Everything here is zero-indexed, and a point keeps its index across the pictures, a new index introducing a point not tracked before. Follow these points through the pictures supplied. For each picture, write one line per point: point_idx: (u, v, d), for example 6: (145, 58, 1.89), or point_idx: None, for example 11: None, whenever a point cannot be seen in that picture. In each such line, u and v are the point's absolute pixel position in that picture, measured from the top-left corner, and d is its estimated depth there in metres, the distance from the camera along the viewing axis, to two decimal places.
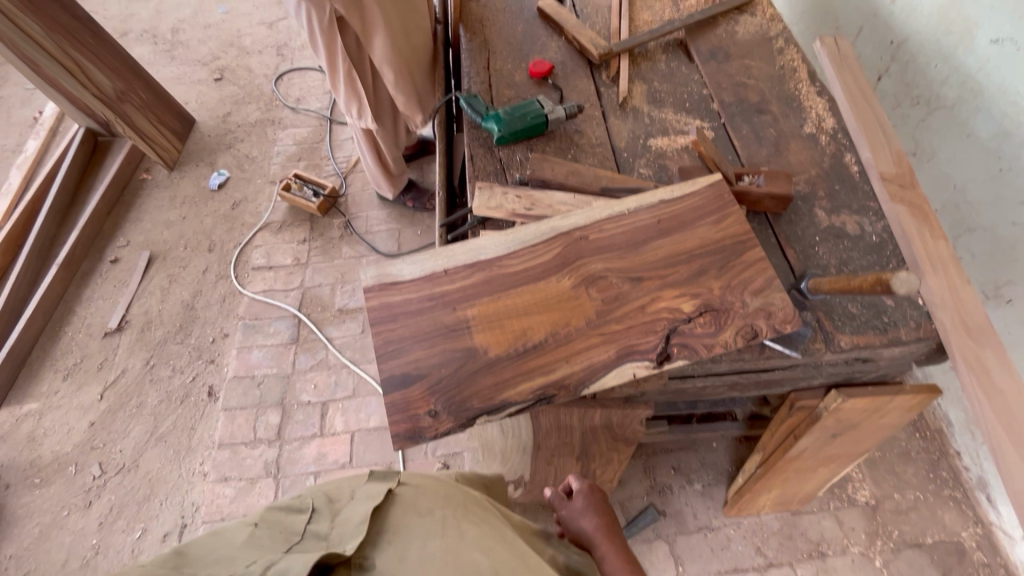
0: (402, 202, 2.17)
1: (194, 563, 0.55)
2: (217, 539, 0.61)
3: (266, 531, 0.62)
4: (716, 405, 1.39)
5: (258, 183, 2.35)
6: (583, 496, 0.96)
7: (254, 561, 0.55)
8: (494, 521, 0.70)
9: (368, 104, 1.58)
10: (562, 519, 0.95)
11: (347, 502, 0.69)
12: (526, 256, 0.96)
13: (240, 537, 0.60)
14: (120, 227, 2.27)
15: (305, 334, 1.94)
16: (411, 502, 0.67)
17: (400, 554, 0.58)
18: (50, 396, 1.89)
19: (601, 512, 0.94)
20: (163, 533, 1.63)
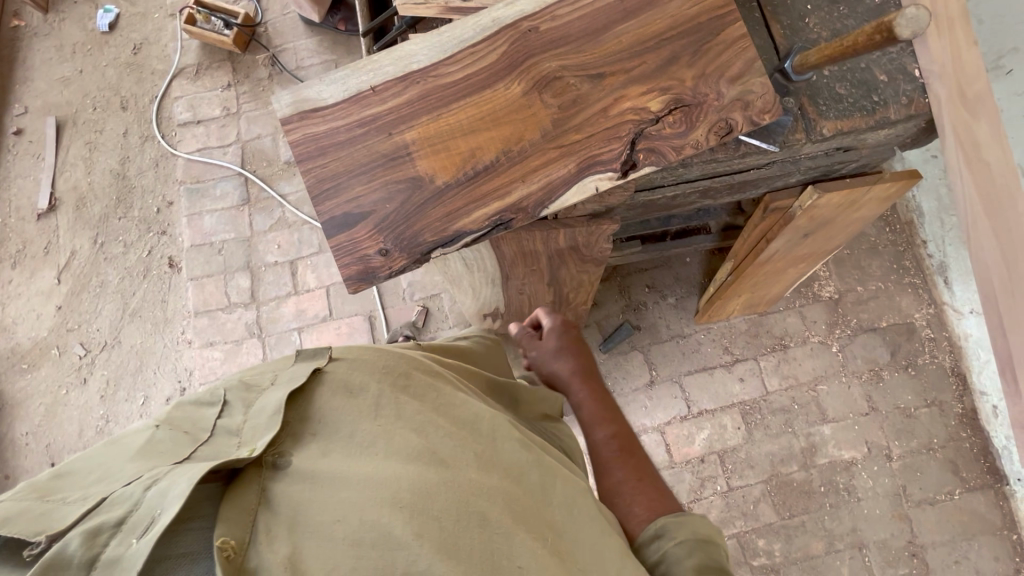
0: (332, 26, 1.84)
1: (69, 485, 0.48)
2: (109, 448, 0.54)
3: (167, 432, 0.56)
4: (689, 219, 1.35)
5: (156, 18, 1.96)
6: (556, 338, 0.98)
7: (135, 476, 0.48)
8: (439, 387, 0.67)
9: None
10: (536, 359, 0.97)
11: (264, 388, 0.62)
12: (466, 61, 0.80)
13: (135, 441, 0.54)
14: (11, 91, 1.95)
15: (255, 193, 1.79)
16: (342, 380, 0.63)
17: (327, 447, 0.56)
18: (4, 284, 1.81)
19: (574, 351, 0.96)
20: (164, 397, 1.69)
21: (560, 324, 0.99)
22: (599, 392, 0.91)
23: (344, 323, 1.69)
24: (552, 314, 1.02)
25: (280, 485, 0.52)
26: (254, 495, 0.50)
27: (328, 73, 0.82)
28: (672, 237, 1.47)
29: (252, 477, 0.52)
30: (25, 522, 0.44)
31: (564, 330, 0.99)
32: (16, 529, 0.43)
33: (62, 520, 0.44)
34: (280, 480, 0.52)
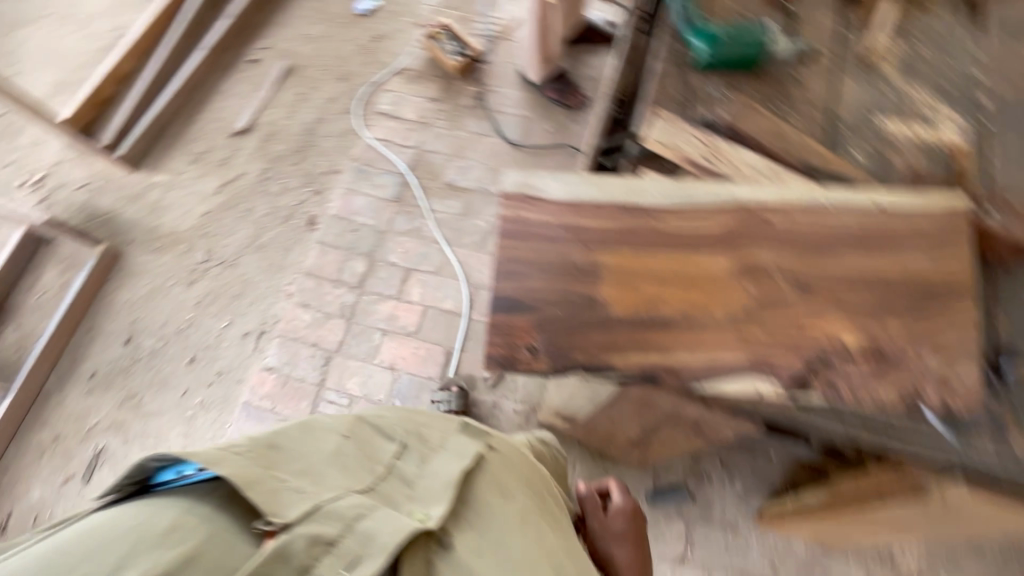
0: (542, 91, 2.00)
1: (285, 467, 0.62)
2: (309, 442, 0.68)
3: (354, 452, 0.69)
4: None
5: (404, 20, 2.20)
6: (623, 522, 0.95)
7: (341, 493, 0.60)
8: (567, 527, 0.75)
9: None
10: (594, 533, 0.94)
11: (434, 449, 0.74)
12: (689, 217, 0.82)
13: (329, 447, 0.68)
14: (265, 27, 2.23)
15: (407, 196, 1.91)
16: (497, 479, 0.73)
17: (483, 531, 0.65)
18: (175, 173, 2.02)
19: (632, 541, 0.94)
20: (244, 330, 1.79)
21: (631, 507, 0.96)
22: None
23: (424, 347, 1.72)
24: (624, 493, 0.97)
25: (442, 564, 0.60)
26: (421, 563, 0.59)
27: (560, 171, 0.87)
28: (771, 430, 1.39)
29: (422, 545, 0.60)
30: (261, 494, 0.56)
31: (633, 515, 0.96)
32: (258, 498, 0.56)
33: (287, 506, 0.56)
34: (443, 559, 0.60)
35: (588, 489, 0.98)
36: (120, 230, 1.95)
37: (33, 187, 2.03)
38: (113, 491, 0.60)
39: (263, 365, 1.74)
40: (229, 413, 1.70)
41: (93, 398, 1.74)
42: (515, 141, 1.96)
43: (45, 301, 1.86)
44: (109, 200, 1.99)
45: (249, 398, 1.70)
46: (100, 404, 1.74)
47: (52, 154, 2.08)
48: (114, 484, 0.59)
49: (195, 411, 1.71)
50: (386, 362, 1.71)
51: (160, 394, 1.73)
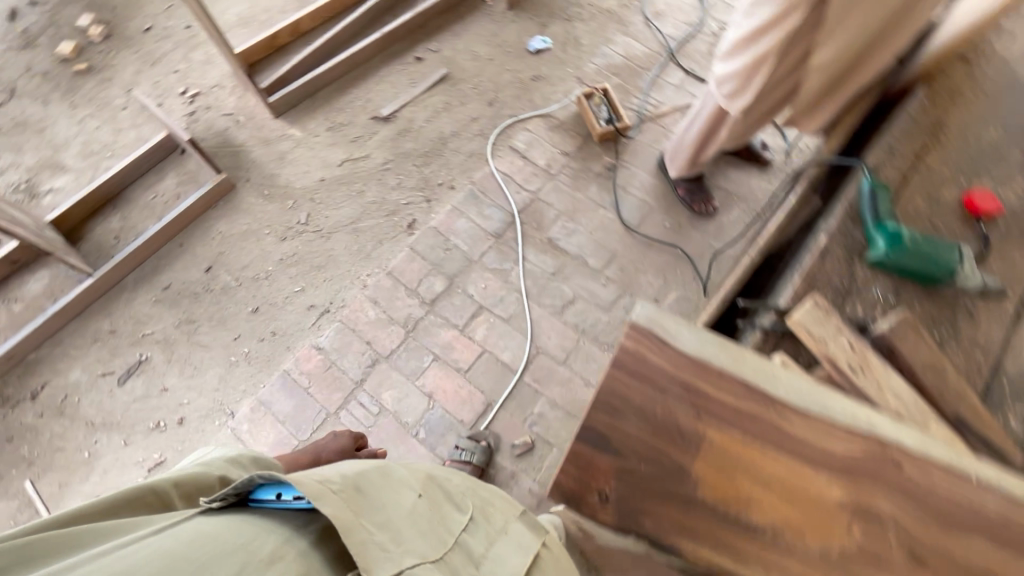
0: (672, 185, 1.97)
1: (372, 512, 0.73)
2: (391, 494, 0.80)
3: (425, 513, 0.80)
4: None
5: (567, 71, 2.24)
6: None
7: (420, 553, 0.71)
8: None
9: (752, 88, 1.34)
10: None
11: (496, 532, 0.87)
12: (816, 429, 0.74)
13: (406, 503, 0.80)
14: (440, 32, 2.33)
15: (507, 237, 1.92)
16: None
17: None
18: (310, 133, 2.12)
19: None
20: (311, 302, 1.83)
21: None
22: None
23: (467, 389, 1.69)
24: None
25: None
26: None
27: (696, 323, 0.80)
28: None
29: None
30: (354, 537, 0.66)
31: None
32: (351, 542, 0.65)
33: (374, 556, 0.65)
34: None
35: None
36: (243, 167, 2.05)
37: (188, 99, 2.18)
38: (217, 500, 0.70)
39: (314, 342, 1.76)
40: (267, 374, 1.73)
41: (158, 309, 1.82)
42: (629, 224, 1.93)
43: (155, 204, 1.98)
44: (244, 136, 2.11)
45: (290, 368, 1.72)
46: (161, 317, 1.81)
47: (215, 77, 2.23)
48: (220, 494, 0.69)
49: (238, 359, 1.75)
50: (426, 387, 1.69)
51: (215, 329, 1.79)
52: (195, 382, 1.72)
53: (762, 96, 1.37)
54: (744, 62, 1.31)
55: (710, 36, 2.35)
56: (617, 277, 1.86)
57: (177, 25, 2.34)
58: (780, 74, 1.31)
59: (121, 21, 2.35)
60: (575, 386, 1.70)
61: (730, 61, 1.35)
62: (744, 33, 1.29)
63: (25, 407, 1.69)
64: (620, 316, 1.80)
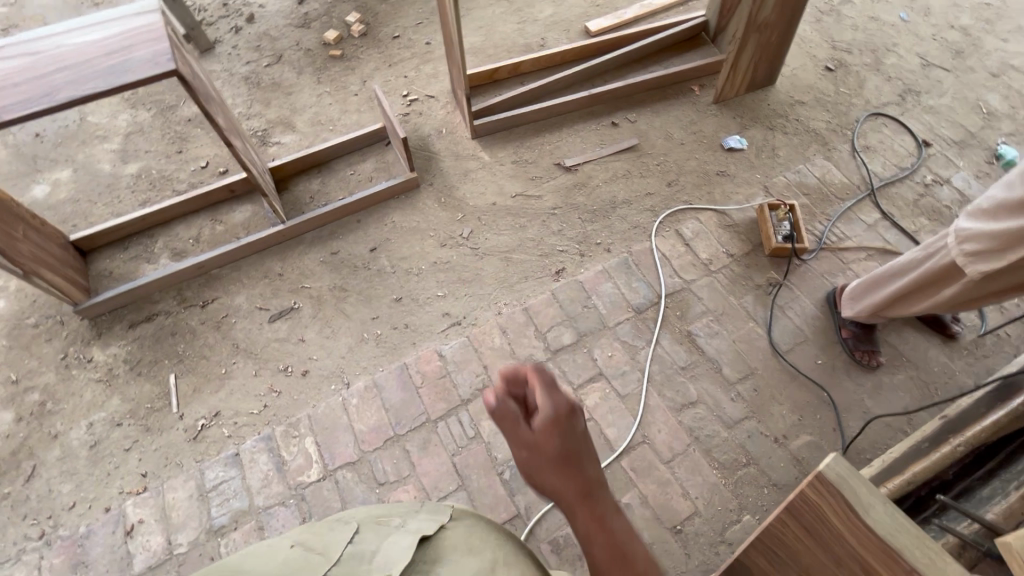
0: (836, 324, 1.84)
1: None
2: (252, 557, 0.75)
3: (301, 550, 0.77)
4: None
5: (755, 177, 2.22)
6: (544, 428, 0.78)
7: None
8: None
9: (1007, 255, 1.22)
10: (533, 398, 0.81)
11: (397, 528, 0.84)
12: None
13: (276, 556, 0.75)
14: (642, 106, 2.43)
15: (648, 315, 1.89)
16: (465, 546, 0.81)
17: None
18: (496, 160, 2.28)
19: (576, 448, 0.80)
20: (447, 311, 1.93)
21: (567, 406, 0.79)
22: (616, 550, 0.78)
23: None
24: (552, 395, 0.80)
25: None
26: None
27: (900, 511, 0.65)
28: None
29: None
30: None
31: (572, 414, 0.80)
32: None
33: None
34: None
35: (502, 396, 0.81)
36: (430, 172, 2.25)
37: (407, 102, 2.47)
38: None
39: (438, 347, 1.85)
40: (389, 360, 1.83)
41: (322, 269, 2.03)
42: (776, 346, 1.83)
43: (351, 180, 2.24)
44: (441, 146, 2.33)
45: (409, 363, 1.82)
46: (321, 276, 2.01)
47: (434, 89, 2.51)
48: None
49: (369, 338, 1.88)
50: None
51: (360, 304, 1.95)
52: (328, 343, 1.87)
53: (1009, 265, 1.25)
54: (1002, 227, 1.21)
55: (920, 185, 2.20)
56: (748, 396, 1.74)
57: (420, 40, 2.68)
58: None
59: (378, 24, 2.74)
60: (672, 492, 1.60)
61: (979, 225, 1.26)
62: (1004, 197, 1.21)
63: (194, 312, 1.95)
64: (739, 438, 1.68)
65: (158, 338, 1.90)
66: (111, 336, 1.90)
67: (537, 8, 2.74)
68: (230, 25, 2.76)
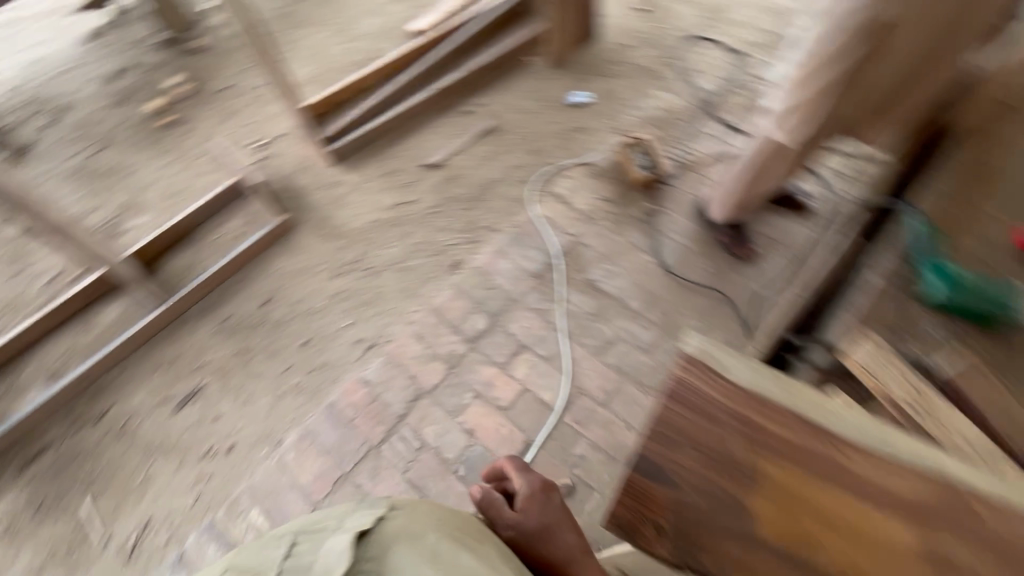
0: (713, 233, 2.00)
1: None
2: None
3: None
4: None
5: (607, 123, 2.36)
6: (524, 502, 1.15)
7: None
8: None
9: (807, 119, 1.38)
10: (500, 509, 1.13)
11: (332, 533, 0.75)
12: (895, 471, 0.68)
13: None
14: (487, 89, 2.50)
15: (549, 277, 1.97)
16: (411, 538, 0.75)
17: None
18: (364, 179, 2.26)
19: (549, 518, 1.12)
20: (359, 336, 1.90)
21: (539, 482, 1.19)
22: None
23: (508, 425, 1.70)
24: (525, 479, 1.20)
25: None
26: None
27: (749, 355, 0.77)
28: None
29: None
30: None
31: (543, 488, 1.18)
32: None
33: None
34: None
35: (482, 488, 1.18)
36: (302, 209, 2.20)
37: (257, 149, 2.38)
38: None
39: (360, 375, 1.82)
40: (314, 404, 1.78)
41: (217, 339, 1.93)
42: (668, 267, 1.96)
43: (221, 241, 2.14)
44: (305, 181, 2.27)
45: (336, 399, 1.78)
46: (219, 347, 1.91)
47: (282, 128, 2.44)
48: None
49: (288, 390, 1.81)
50: (466, 424, 1.71)
51: (268, 360, 1.88)
52: (247, 410, 1.79)
53: (811, 126, 1.42)
54: (797, 97, 1.35)
55: (746, 90, 2.44)
56: (657, 319, 1.86)
57: (252, 83, 2.59)
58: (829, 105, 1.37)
59: (204, 80, 2.62)
60: (616, 428, 1.68)
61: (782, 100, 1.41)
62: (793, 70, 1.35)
63: (90, 428, 1.79)
64: (660, 359, 1.79)
65: (57, 470, 1.73)
66: (1, 487, 1.71)
67: (361, 24, 2.74)
68: (41, 123, 2.54)
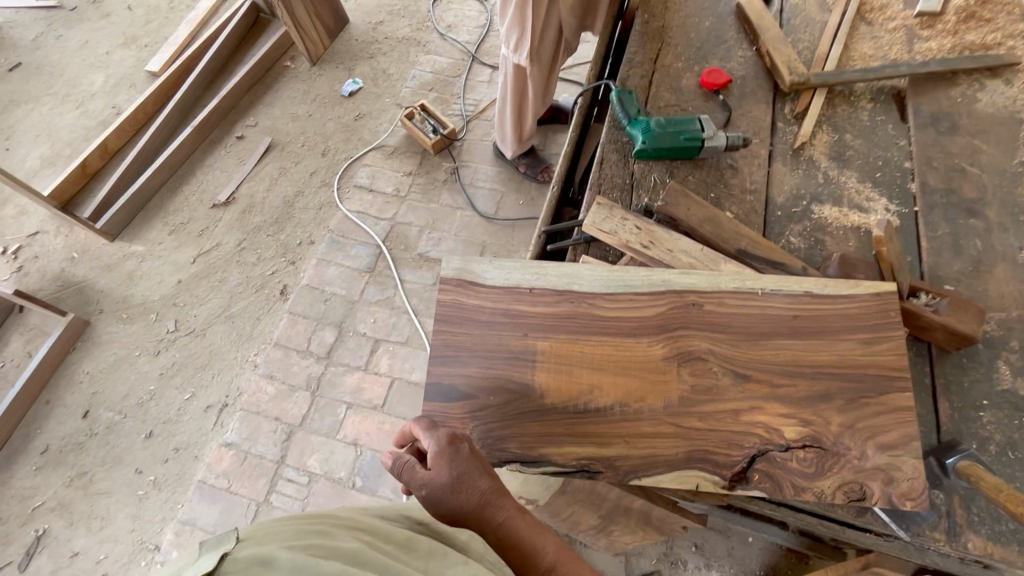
0: (514, 165, 2.10)
1: None
2: None
3: None
4: (759, 525, 1.17)
5: (385, 102, 2.34)
6: (441, 475, 0.68)
7: None
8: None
9: (531, 36, 1.46)
10: (416, 485, 0.69)
11: None
12: (632, 302, 0.83)
13: None
14: (254, 107, 2.35)
15: (380, 267, 1.94)
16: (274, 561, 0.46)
17: None
18: (152, 243, 2.05)
19: (478, 486, 0.68)
20: (206, 404, 1.75)
21: (455, 443, 0.70)
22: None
23: (391, 421, 1.69)
24: (431, 427, 0.72)
25: None
26: None
27: (499, 257, 0.88)
28: (766, 525, 1.18)
29: None
30: None
31: (462, 450, 0.70)
32: None
33: None
34: None
35: (394, 455, 0.72)
36: (91, 300, 1.94)
37: (10, 256, 2.04)
38: None
39: (221, 441, 1.68)
40: (181, 492, 1.62)
41: (42, 475, 1.67)
42: (487, 214, 2.03)
43: (7, 371, 1.83)
44: (84, 271, 2.00)
45: (204, 476, 1.63)
46: (47, 483, 1.65)
47: (33, 223, 2.10)
48: None
49: (147, 490, 1.63)
50: (349, 437, 1.67)
51: (111, 472, 1.66)
52: (106, 533, 1.58)
53: (539, 41, 1.50)
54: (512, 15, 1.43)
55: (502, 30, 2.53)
56: None
57: None
58: (543, 17, 1.46)
59: None
60: None
61: (504, 23, 1.48)
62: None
63: None
64: None
65: None
66: None
67: (85, 84, 2.43)
68: None
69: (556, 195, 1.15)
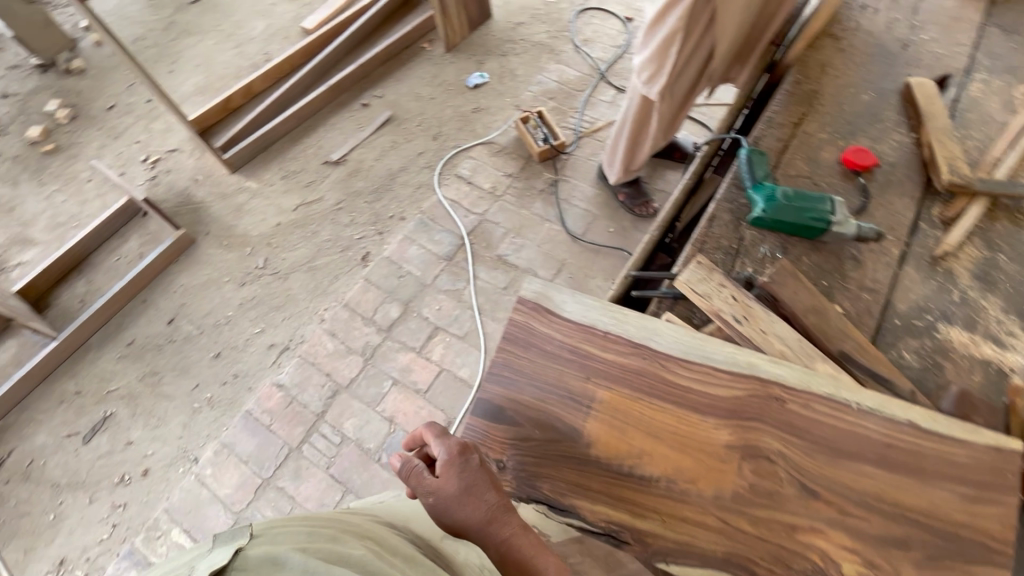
0: (613, 192, 2.06)
1: None
2: None
3: None
4: None
5: (505, 101, 2.37)
6: (447, 482, 0.65)
7: None
8: None
9: (668, 72, 1.40)
10: (419, 492, 0.66)
11: None
12: (707, 375, 0.77)
13: None
14: (384, 79, 2.47)
15: (458, 258, 1.98)
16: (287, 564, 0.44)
17: None
18: (265, 183, 2.21)
19: (484, 496, 0.65)
20: (271, 341, 1.86)
21: (463, 452, 0.68)
22: None
23: (428, 409, 1.71)
24: (443, 436, 0.71)
25: None
26: None
27: (580, 292, 0.86)
28: None
29: None
30: None
31: (468, 460, 0.68)
32: None
33: None
34: None
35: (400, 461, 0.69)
36: (202, 222, 2.13)
37: (149, 165, 2.28)
38: None
39: (275, 380, 1.79)
40: (229, 416, 1.74)
41: (123, 364, 1.85)
42: (573, 233, 2.01)
43: (119, 265, 2.05)
44: (203, 194, 2.19)
45: (252, 408, 1.74)
46: (125, 372, 1.83)
47: (173, 141, 2.34)
48: None
49: (201, 405, 1.76)
50: (386, 412, 1.71)
51: (177, 378, 1.81)
52: (159, 432, 1.72)
53: (675, 77, 1.44)
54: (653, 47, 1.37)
55: None
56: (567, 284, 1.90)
57: (137, 99, 2.47)
58: (685, 55, 1.39)
59: (85, 102, 2.47)
60: None
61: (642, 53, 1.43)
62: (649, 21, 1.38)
63: None
64: None
65: None
66: None
67: (248, 28, 2.66)
68: None
69: (652, 239, 1.11)
